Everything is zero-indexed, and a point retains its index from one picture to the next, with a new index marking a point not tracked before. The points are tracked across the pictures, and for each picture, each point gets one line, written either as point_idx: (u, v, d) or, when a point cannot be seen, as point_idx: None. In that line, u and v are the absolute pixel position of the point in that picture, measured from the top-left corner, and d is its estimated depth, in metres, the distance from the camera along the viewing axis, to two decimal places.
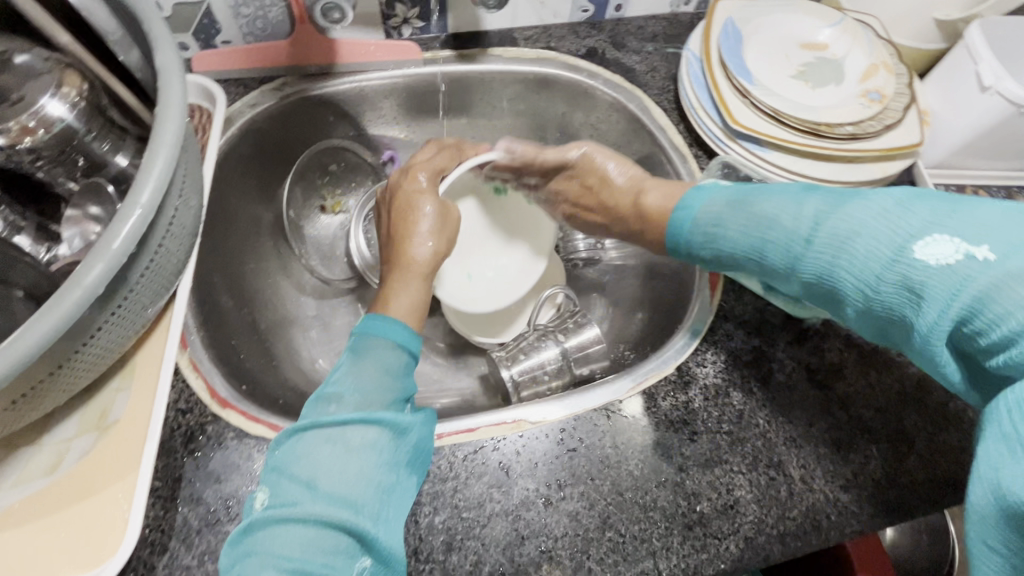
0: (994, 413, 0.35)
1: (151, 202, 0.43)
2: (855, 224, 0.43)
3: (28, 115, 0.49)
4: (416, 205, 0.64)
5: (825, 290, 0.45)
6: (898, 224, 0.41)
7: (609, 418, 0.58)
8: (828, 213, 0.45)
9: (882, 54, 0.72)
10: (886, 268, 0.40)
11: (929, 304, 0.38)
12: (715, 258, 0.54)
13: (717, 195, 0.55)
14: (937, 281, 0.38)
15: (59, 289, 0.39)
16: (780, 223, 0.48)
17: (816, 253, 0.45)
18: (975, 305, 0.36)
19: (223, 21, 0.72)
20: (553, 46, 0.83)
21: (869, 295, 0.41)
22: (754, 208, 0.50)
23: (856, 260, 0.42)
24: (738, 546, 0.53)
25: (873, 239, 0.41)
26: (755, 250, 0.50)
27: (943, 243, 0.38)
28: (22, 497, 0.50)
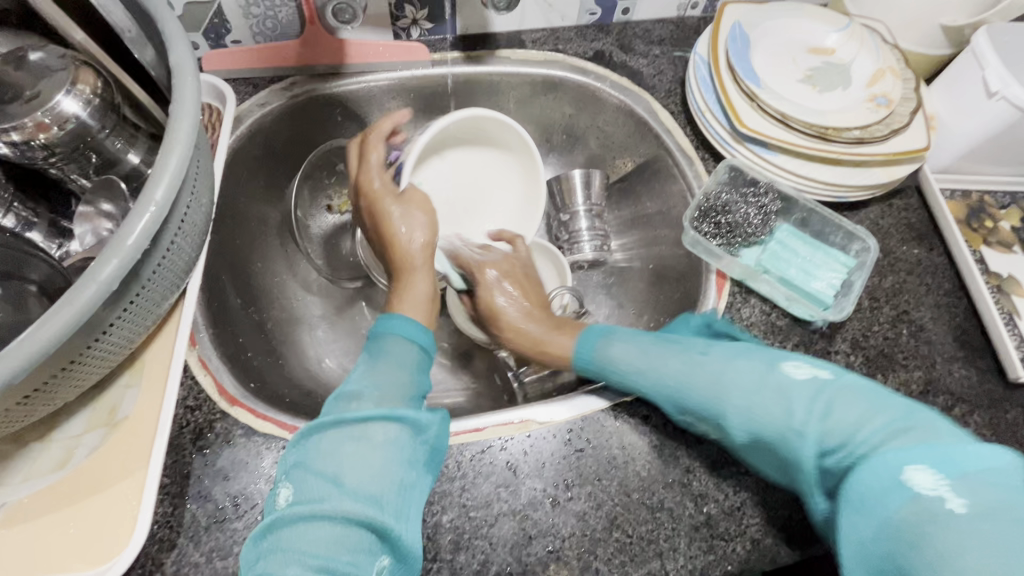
0: (849, 497, 0.43)
1: (166, 200, 0.43)
2: (727, 358, 0.53)
3: (43, 112, 0.48)
4: (382, 211, 0.64)
5: (711, 410, 0.52)
6: (761, 356, 0.52)
7: (617, 419, 0.58)
8: (707, 346, 0.56)
9: (889, 59, 0.73)
10: (760, 384, 0.50)
11: (797, 406, 0.47)
12: (619, 380, 0.58)
13: (619, 331, 0.62)
14: (801, 388, 0.49)
15: (74, 285, 0.39)
16: (682, 347, 0.57)
17: (704, 386, 0.52)
18: (827, 412, 0.47)
19: (233, 20, 0.72)
20: (561, 49, 0.83)
21: (753, 407, 0.49)
22: (666, 342, 0.58)
23: (737, 381, 0.51)
24: (745, 548, 0.53)
25: (742, 366, 0.52)
26: (652, 378, 0.56)
27: (800, 367, 0.50)
28: (32, 491, 0.50)
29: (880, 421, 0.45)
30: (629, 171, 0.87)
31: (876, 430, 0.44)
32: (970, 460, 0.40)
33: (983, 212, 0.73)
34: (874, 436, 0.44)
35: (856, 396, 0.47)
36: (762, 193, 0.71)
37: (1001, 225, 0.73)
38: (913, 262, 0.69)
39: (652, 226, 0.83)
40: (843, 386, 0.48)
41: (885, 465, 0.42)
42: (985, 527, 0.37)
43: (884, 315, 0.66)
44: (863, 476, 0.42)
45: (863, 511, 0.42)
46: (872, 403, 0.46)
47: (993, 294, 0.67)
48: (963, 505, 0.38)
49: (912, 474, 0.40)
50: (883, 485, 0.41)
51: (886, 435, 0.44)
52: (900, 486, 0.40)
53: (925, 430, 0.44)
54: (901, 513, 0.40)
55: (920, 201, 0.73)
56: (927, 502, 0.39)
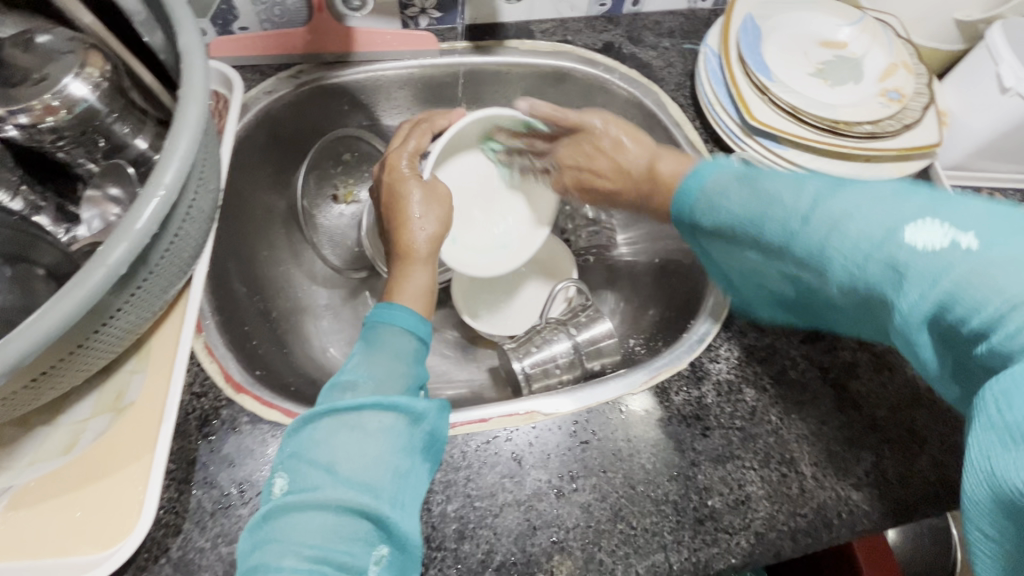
0: (983, 397, 0.34)
1: (175, 184, 0.43)
2: (844, 198, 0.41)
3: (52, 95, 0.48)
4: (403, 193, 0.65)
5: (812, 268, 0.42)
6: (893, 209, 0.38)
7: (622, 412, 0.58)
8: (826, 193, 0.42)
9: (902, 54, 0.72)
10: (877, 247, 0.38)
11: (911, 283, 0.36)
12: (718, 231, 0.50)
13: (725, 168, 0.51)
14: (920, 262, 0.36)
15: (83, 268, 0.39)
16: (778, 200, 0.44)
17: (811, 237, 0.42)
18: (952, 293, 0.35)
19: (241, 6, 0.72)
20: (570, 40, 0.82)
21: (854, 275, 0.39)
22: (757, 183, 0.47)
23: (850, 236, 0.39)
24: (749, 542, 0.53)
25: (869, 216, 0.39)
26: (749, 223, 0.46)
27: (928, 229, 0.37)
28: (38, 476, 0.50)
29: None
30: None
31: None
32: None
33: None
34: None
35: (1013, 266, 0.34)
36: None
37: None
38: None
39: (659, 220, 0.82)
40: (997, 255, 0.34)
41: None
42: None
43: None
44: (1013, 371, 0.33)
45: (1007, 420, 0.32)
46: None
47: None
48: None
49: None
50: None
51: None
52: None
53: None
54: None
55: None
56: None
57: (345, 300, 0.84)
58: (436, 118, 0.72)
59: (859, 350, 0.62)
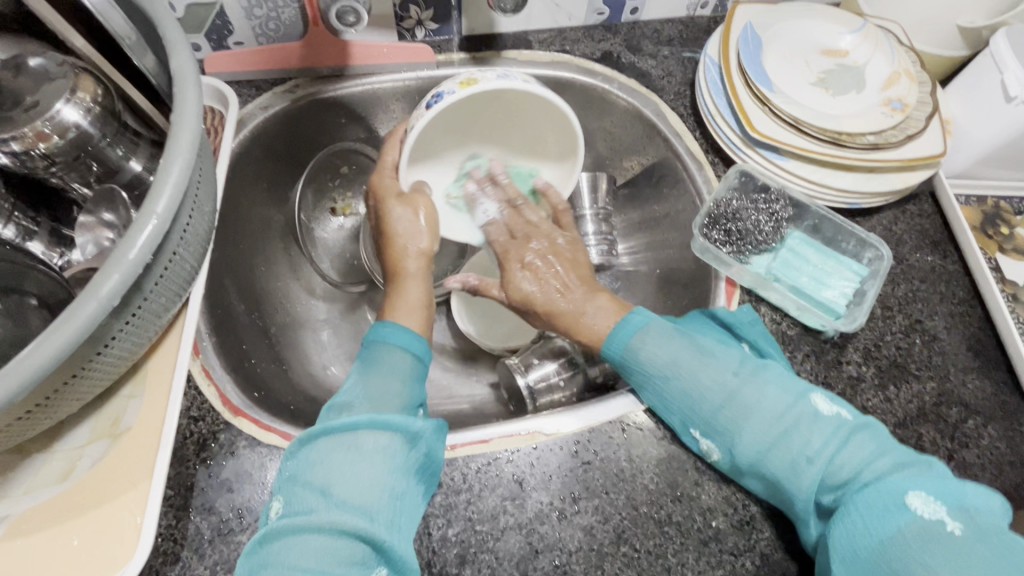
0: (848, 512, 0.45)
1: (167, 211, 0.42)
2: (761, 375, 0.52)
3: (43, 121, 0.48)
4: (385, 210, 0.63)
5: (732, 421, 0.51)
6: (793, 381, 0.52)
7: (626, 431, 0.57)
8: (742, 359, 0.54)
9: (905, 62, 0.71)
10: (788, 408, 0.50)
11: (816, 437, 0.48)
12: (643, 374, 0.56)
13: (658, 324, 0.58)
14: (826, 418, 0.49)
15: (75, 300, 0.38)
16: (714, 354, 0.55)
17: (728, 413, 0.51)
18: (838, 450, 0.47)
19: (236, 22, 0.71)
20: (568, 50, 0.82)
21: (769, 428, 0.49)
22: (693, 338, 0.57)
23: (765, 404, 0.50)
24: (755, 563, 0.53)
25: (773, 391, 0.51)
26: (686, 377, 0.54)
27: (826, 400, 0.51)
28: (34, 504, 0.50)
29: (887, 461, 0.47)
30: (636, 174, 0.86)
31: (883, 467, 0.46)
32: (970, 499, 0.43)
33: (998, 218, 0.72)
34: (878, 467, 0.46)
35: (861, 430, 0.49)
36: (774, 199, 0.69)
37: (1016, 231, 0.72)
38: (927, 270, 0.68)
39: (661, 231, 0.81)
40: (859, 424, 0.49)
41: (894, 490, 0.44)
42: (983, 549, 0.40)
43: (897, 323, 0.65)
44: (863, 502, 0.44)
45: (863, 527, 0.44)
46: (884, 446, 0.48)
47: (1008, 303, 0.66)
48: (960, 528, 0.41)
49: (914, 502, 0.43)
50: (885, 509, 0.43)
51: (893, 469, 0.46)
52: (901, 509, 0.43)
53: (926, 469, 0.47)
54: (902, 538, 0.42)
55: (934, 207, 0.72)
56: (931, 527, 0.42)
57: (344, 314, 0.83)
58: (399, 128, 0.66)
59: (863, 364, 0.62)
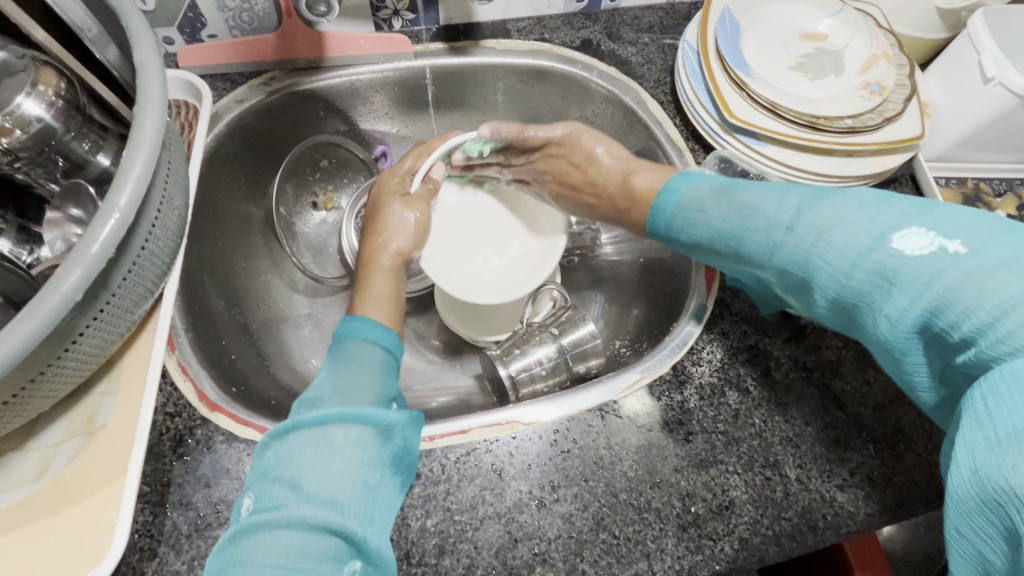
0: (972, 399, 0.37)
1: (131, 205, 0.42)
2: (833, 219, 0.44)
3: (4, 115, 0.49)
4: (386, 206, 0.65)
5: (800, 283, 0.47)
6: (879, 219, 0.43)
7: (604, 419, 0.57)
8: (808, 205, 0.47)
9: (883, 45, 0.71)
10: (863, 256, 0.42)
11: (899, 292, 0.40)
12: (694, 243, 0.55)
13: (700, 183, 0.55)
14: (911, 269, 0.40)
15: (35, 296, 0.38)
16: (763, 211, 0.49)
17: (794, 266, 0.46)
18: (941, 301, 0.38)
19: (208, 14, 0.70)
20: (547, 38, 0.81)
21: (842, 285, 0.43)
22: (737, 197, 0.51)
23: (835, 251, 0.43)
24: (734, 547, 0.53)
25: (849, 233, 0.43)
26: (735, 236, 0.50)
27: (920, 238, 0.40)
28: (7, 503, 0.49)
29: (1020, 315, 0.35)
30: None
31: (1009, 329, 0.36)
32: None
33: (978, 201, 0.72)
34: (1004, 326, 0.36)
35: (1001, 270, 0.37)
36: None
37: (996, 213, 0.72)
38: None
39: None
40: (986, 261, 0.37)
41: (1020, 366, 0.35)
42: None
43: None
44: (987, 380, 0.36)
45: (985, 416, 0.35)
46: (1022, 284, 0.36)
47: None
48: None
49: None
50: (1017, 398, 0.34)
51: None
52: None
53: None
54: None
55: (914, 190, 0.72)
56: None
57: (327, 308, 0.83)
58: (434, 140, 0.70)
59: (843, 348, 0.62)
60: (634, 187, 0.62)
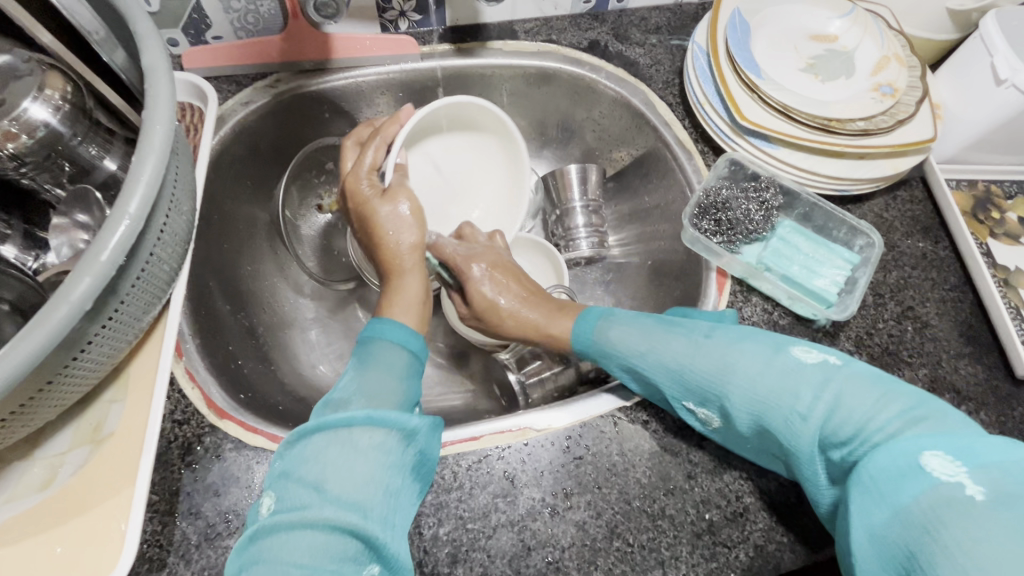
0: (860, 480, 0.39)
1: (141, 211, 0.41)
2: (731, 342, 0.51)
3: (10, 120, 0.48)
4: (371, 210, 0.61)
5: (712, 396, 0.50)
6: (768, 342, 0.50)
7: (617, 425, 0.57)
8: (712, 332, 0.53)
9: (895, 46, 0.70)
10: (768, 368, 0.47)
11: (801, 398, 0.45)
12: (623, 368, 0.57)
13: (619, 313, 0.61)
14: (807, 376, 0.46)
15: (44, 306, 0.37)
16: (678, 331, 0.55)
17: (710, 378, 0.50)
18: (832, 409, 0.43)
19: (213, 15, 0.69)
20: (554, 40, 0.80)
21: (754, 396, 0.47)
22: (662, 322, 0.57)
23: (740, 373, 0.48)
24: (748, 555, 0.52)
25: (745, 358, 0.49)
26: (663, 360, 0.53)
27: (808, 354, 0.47)
28: (15, 513, 0.49)
29: (888, 412, 0.42)
30: (625, 165, 0.85)
31: (883, 425, 0.41)
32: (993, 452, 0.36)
33: (989, 203, 0.71)
34: (887, 425, 0.41)
35: (865, 384, 0.44)
36: (765, 188, 0.68)
37: (1007, 216, 0.71)
38: (918, 256, 0.67)
39: (651, 222, 0.80)
40: (854, 372, 0.45)
41: (901, 449, 0.38)
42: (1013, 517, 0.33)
43: (889, 311, 0.64)
44: (871, 463, 0.39)
45: (878, 496, 0.38)
46: (880, 391, 0.43)
47: (1000, 288, 0.65)
48: (984, 493, 0.34)
49: (928, 460, 0.37)
50: (895, 469, 0.38)
51: (901, 424, 0.41)
52: (919, 471, 0.37)
53: (937, 420, 0.41)
54: (917, 504, 0.36)
55: (925, 192, 0.71)
56: (946, 491, 0.35)
57: (333, 312, 0.82)
58: (386, 126, 0.65)
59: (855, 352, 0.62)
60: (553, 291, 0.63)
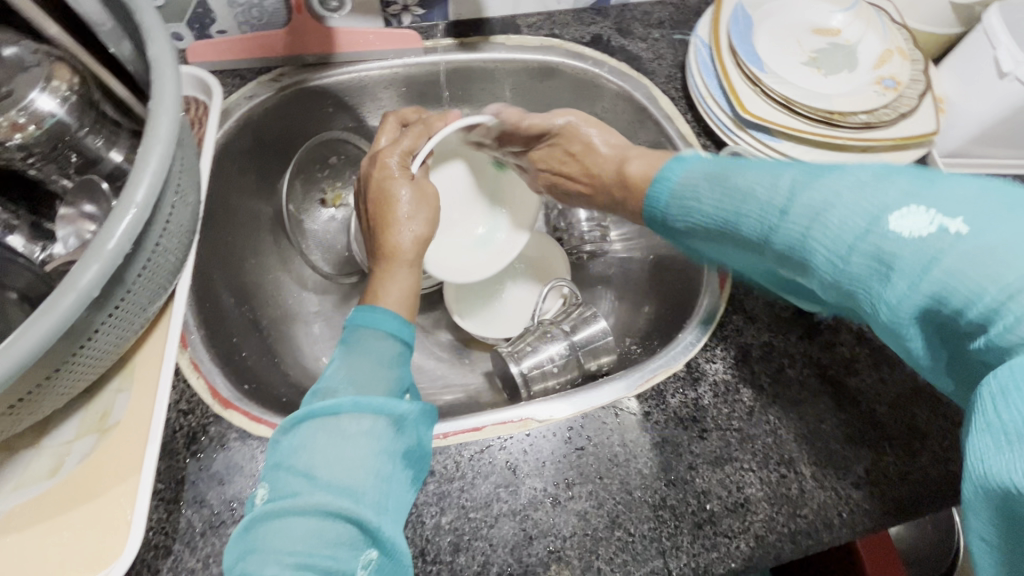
0: (978, 401, 0.31)
1: (147, 201, 0.42)
2: (850, 186, 0.38)
3: (17, 110, 0.49)
4: (390, 193, 0.61)
5: (795, 268, 0.42)
6: (874, 196, 0.37)
7: (618, 416, 0.57)
8: (804, 182, 0.41)
9: (898, 40, 0.70)
10: (860, 238, 0.37)
11: (898, 276, 0.35)
12: (690, 232, 0.51)
13: (697, 164, 0.51)
14: (909, 253, 0.34)
15: (53, 292, 0.38)
16: (753, 193, 0.44)
17: (808, 241, 0.39)
18: (946, 284, 0.33)
19: (218, 10, 0.70)
20: (557, 34, 0.80)
21: (837, 269, 0.38)
22: (727, 182, 0.47)
23: (831, 229, 0.38)
24: (749, 545, 0.53)
25: (847, 208, 0.37)
26: (729, 219, 0.46)
27: (918, 213, 0.35)
28: (23, 500, 0.49)
29: None
30: None
31: (1023, 314, 0.30)
32: None
33: None
34: (1005, 299, 0.31)
35: (1010, 251, 0.31)
36: None
37: None
38: None
39: None
40: (991, 241, 0.32)
41: None
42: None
43: None
44: (1003, 372, 0.30)
45: (998, 413, 0.30)
46: None
47: None
48: None
49: None
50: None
51: None
52: None
53: None
54: None
55: None
56: None
57: (336, 305, 0.83)
58: (435, 118, 0.67)
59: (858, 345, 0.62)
60: (627, 174, 0.60)
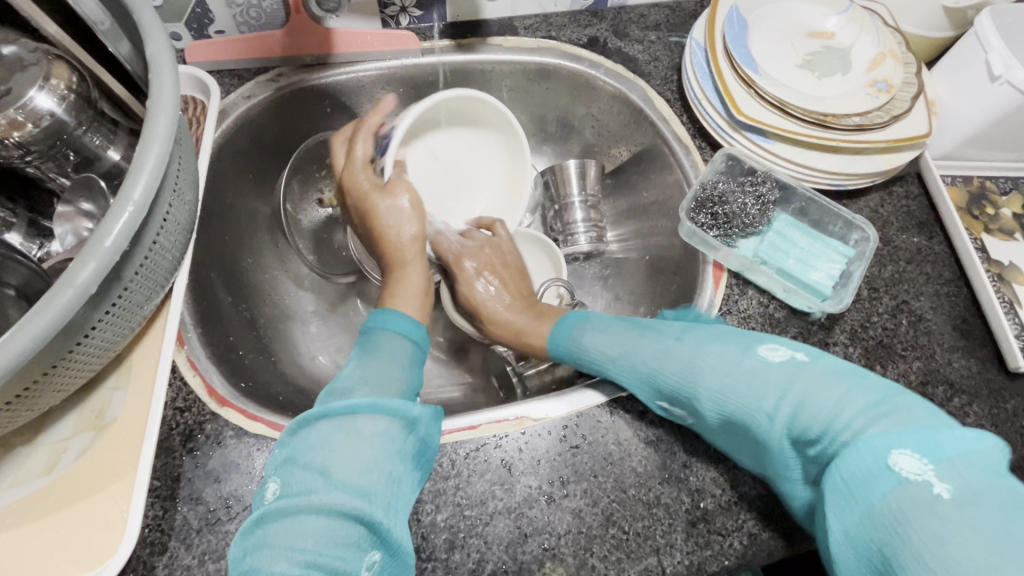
0: (831, 481, 0.40)
1: (144, 199, 0.42)
2: (703, 342, 0.53)
3: (15, 109, 0.49)
4: (372, 204, 0.62)
5: (683, 395, 0.52)
6: (738, 342, 0.51)
7: (614, 415, 0.57)
8: (684, 333, 0.55)
9: (891, 43, 0.71)
10: (733, 368, 0.49)
11: (767, 397, 0.46)
12: (594, 368, 0.61)
13: (595, 318, 0.65)
14: (771, 376, 0.47)
15: (51, 288, 0.38)
16: (652, 337, 0.57)
17: (686, 377, 0.51)
18: (797, 408, 0.45)
19: (216, 10, 0.70)
20: (554, 36, 0.81)
21: (720, 397, 0.49)
22: (631, 330, 0.60)
23: (709, 363, 0.50)
24: (742, 543, 0.53)
25: (716, 351, 0.51)
26: (630, 358, 0.57)
27: (774, 352, 0.49)
28: (19, 497, 0.50)
29: (855, 407, 0.42)
30: (624, 161, 0.86)
31: (851, 420, 0.42)
32: (953, 442, 0.37)
33: (984, 199, 0.72)
34: (852, 421, 0.42)
35: (830, 377, 0.45)
36: (761, 181, 0.69)
37: (1002, 211, 0.72)
38: (913, 251, 0.68)
39: (650, 217, 0.81)
40: (817, 369, 0.46)
41: (865, 447, 0.39)
42: (975, 517, 0.34)
43: (884, 304, 0.65)
44: (843, 459, 0.40)
45: (846, 489, 0.39)
46: (847, 386, 0.44)
47: (994, 283, 0.66)
48: (950, 490, 0.35)
49: (897, 460, 0.38)
50: (864, 470, 0.39)
51: (866, 420, 0.41)
52: (885, 469, 0.38)
53: (906, 412, 0.41)
54: (886, 500, 0.37)
55: (921, 188, 0.72)
56: (914, 489, 0.36)
57: (333, 305, 0.83)
58: (370, 117, 0.66)
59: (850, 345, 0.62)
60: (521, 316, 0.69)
